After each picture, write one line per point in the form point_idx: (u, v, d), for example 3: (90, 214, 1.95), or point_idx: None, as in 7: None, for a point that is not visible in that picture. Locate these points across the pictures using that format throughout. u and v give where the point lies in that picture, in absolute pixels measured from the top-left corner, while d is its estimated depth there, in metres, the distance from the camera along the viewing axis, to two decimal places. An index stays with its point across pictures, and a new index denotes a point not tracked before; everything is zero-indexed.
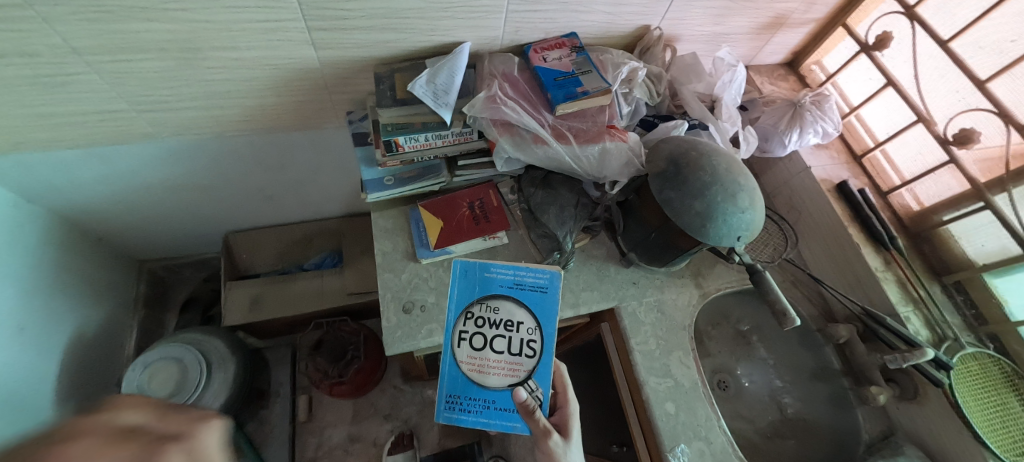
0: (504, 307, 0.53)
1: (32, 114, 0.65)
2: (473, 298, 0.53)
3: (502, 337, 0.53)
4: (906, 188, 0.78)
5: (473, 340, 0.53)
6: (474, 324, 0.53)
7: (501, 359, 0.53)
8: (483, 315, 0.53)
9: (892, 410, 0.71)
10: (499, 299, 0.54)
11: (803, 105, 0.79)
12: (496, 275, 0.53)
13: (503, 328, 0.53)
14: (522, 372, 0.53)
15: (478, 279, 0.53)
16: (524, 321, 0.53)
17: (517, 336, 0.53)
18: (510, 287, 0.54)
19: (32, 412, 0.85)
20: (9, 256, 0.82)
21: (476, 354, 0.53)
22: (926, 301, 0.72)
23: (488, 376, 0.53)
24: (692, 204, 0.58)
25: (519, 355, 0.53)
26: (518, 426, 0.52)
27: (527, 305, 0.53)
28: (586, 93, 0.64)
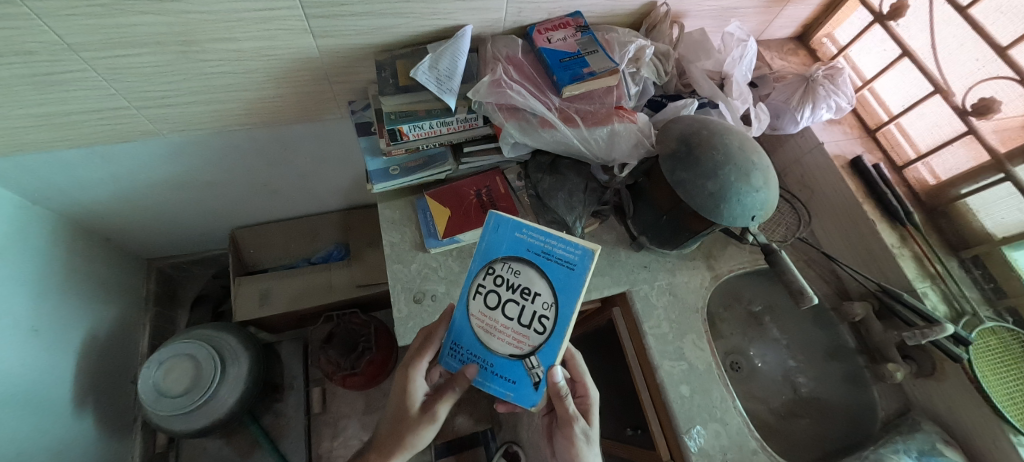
0: (525, 273, 0.47)
1: (31, 115, 0.64)
2: (499, 254, 0.48)
3: (515, 304, 0.48)
4: (921, 162, 0.76)
5: (488, 297, 0.49)
6: (492, 282, 0.48)
7: (510, 326, 0.48)
8: (504, 276, 0.48)
9: (909, 387, 0.71)
10: (524, 263, 0.47)
11: (815, 79, 0.77)
12: (526, 236, 0.47)
13: (519, 295, 0.48)
14: (526, 346, 0.48)
15: (507, 236, 0.48)
16: (542, 293, 0.47)
17: (532, 308, 0.47)
18: (535, 251, 0.47)
19: (51, 412, 0.86)
20: (18, 259, 0.82)
21: (488, 313, 0.49)
22: (944, 276, 0.71)
23: (491, 338, 0.49)
24: (704, 185, 0.56)
25: (528, 327, 0.48)
26: (511, 396, 0.49)
27: (549, 277, 0.47)
28: (592, 74, 0.62)
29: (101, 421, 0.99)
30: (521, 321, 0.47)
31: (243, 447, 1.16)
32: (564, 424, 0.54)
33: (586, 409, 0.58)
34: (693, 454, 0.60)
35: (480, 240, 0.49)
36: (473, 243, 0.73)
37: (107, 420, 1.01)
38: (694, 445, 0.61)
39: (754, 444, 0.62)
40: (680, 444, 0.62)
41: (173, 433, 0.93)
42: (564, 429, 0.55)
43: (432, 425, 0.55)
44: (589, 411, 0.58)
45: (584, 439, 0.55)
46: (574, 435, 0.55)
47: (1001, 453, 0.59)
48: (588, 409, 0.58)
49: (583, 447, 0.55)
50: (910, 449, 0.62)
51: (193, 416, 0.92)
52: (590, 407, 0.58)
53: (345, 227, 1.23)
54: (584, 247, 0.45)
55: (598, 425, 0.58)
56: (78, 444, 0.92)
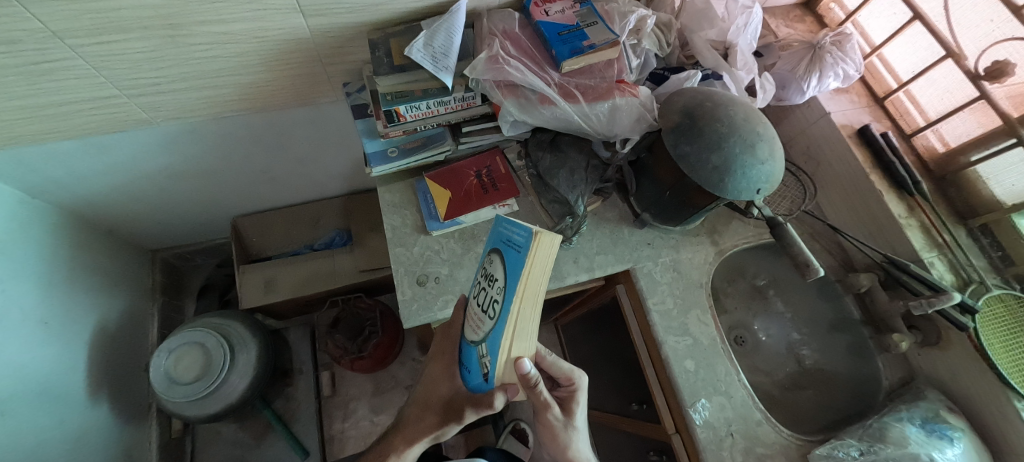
0: (493, 261, 0.43)
1: (21, 106, 0.63)
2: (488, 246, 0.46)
3: (483, 292, 0.45)
4: (931, 129, 0.74)
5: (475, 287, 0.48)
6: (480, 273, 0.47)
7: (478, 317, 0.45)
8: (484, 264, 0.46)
9: (914, 356, 0.71)
10: (495, 251, 0.43)
11: (823, 47, 0.74)
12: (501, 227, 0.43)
13: (487, 281, 0.44)
14: (482, 332, 0.43)
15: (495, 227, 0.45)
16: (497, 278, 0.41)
17: (491, 294, 0.43)
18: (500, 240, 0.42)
19: (66, 401, 0.88)
20: (22, 254, 0.82)
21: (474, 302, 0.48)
22: (952, 245, 0.70)
23: (470, 323, 0.48)
24: (709, 158, 0.55)
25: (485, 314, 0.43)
26: (476, 383, 0.47)
27: (504, 264, 0.40)
28: (592, 46, 0.60)
29: (117, 409, 1.02)
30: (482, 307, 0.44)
31: (257, 430, 1.19)
32: (541, 411, 0.53)
33: (570, 397, 0.57)
34: (697, 427, 0.61)
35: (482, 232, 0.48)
36: (473, 224, 0.72)
37: (122, 407, 1.03)
38: (699, 418, 0.62)
39: (758, 415, 0.63)
40: (684, 417, 0.63)
41: (186, 418, 0.95)
42: (542, 416, 0.54)
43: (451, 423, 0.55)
44: (572, 399, 0.56)
45: (563, 426, 0.55)
46: (552, 422, 0.54)
47: (1005, 419, 0.59)
48: (572, 399, 0.56)
49: (563, 431, 0.55)
50: (913, 417, 0.61)
51: (205, 402, 0.94)
52: (574, 394, 0.56)
53: (347, 213, 1.22)
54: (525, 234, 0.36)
55: (582, 412, 0.57)
56: (97, 431, 0.94)
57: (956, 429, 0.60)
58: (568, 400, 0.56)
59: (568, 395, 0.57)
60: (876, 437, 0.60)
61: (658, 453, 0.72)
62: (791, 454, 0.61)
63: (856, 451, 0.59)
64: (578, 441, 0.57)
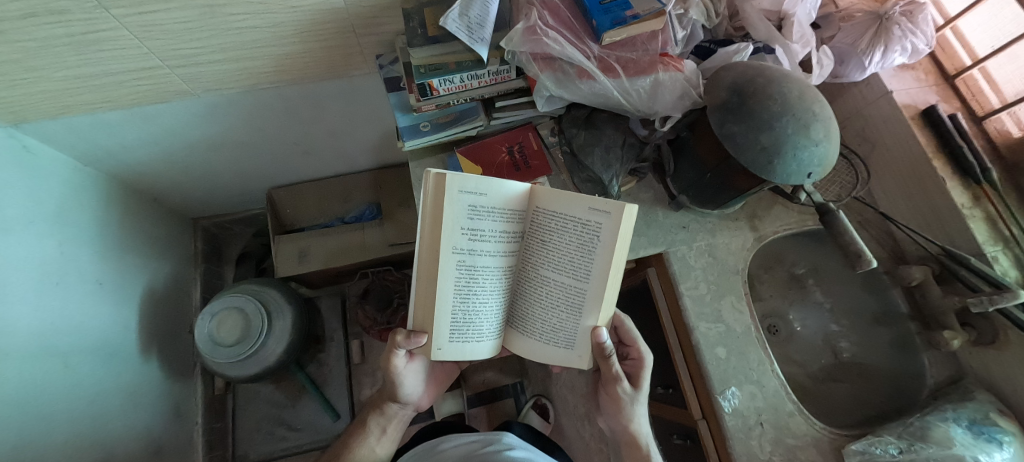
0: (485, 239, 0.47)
1: (73, 77, 0.65)
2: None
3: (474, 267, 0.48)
4: (1007, 112, 0.67)
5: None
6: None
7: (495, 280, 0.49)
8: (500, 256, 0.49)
9: (964, 355, 0.67)
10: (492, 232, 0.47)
11: (890, 18, 0.68)
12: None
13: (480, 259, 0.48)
14: None
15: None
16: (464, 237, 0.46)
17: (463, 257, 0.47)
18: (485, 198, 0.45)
19: (121, 356, 0.95)
20: (76, 218, 0.87)
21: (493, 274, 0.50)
22: (1018, 240, 0.64)
23: None
24: (758, 139, 0.52)
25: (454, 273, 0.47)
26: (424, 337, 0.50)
27: None
28: (636, 16, 0.56)
29: (165, 365, 1.09)
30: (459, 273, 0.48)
31: (291, 391, 1.26)
32: (609, 385, 0.55)
33: (636, 372, 0.59)
34: (726, 414, 0.60)
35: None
36: None
37: (170, 364, 1.11)
38: (728, 405, 0.61)
39: (790, 406, 0.62)
40: (713, 404, 0.62)
41: (228, 377, 1.02)
42: (610, 389, 0.56)
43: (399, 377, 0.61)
44: (638, 375, 0.58)
45: (628, 400, 0.57)
46: (619, 395, 0.56)
47: None
48: (637, 375, 0.58)
49: (627, 406, 0.57)
50: (960, 418, 0.58)
51: (245, 364, 1.00)
52: (640, 371, 0.58)
53: (376, 187, 1.24)
54: (468, 179, 0.42)
55: (647, 389, 0.58)
56: (149, 384, 1.02)
57: (1007, 433, 0.56)
58: (633, 376, 0.58)
59: (633, 370, 0.59)
60: (918, 436, 0.57)
61: (682, 437, 0.72)
62: (822, 447, 0.60)
63: (895, 449, 0.56)
64: (639, 415, 0.58)
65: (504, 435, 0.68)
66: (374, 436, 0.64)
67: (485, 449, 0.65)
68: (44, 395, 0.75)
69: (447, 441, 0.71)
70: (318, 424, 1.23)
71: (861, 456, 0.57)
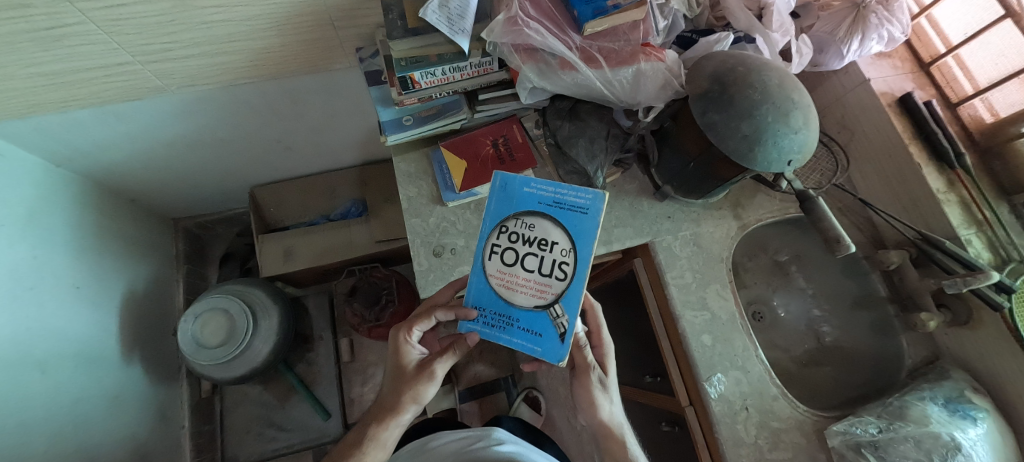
0: (544, 227, 0.47)
1: (40, 74, 0.63)
2: (505, 209, 0.48)
3: (534, 257, 0.48)
4: (980, 97, 0.69)
5: (506, 254, 0.48)
6: (506, 239, 0.48)
7: (514, 273, 0.48)
8: (519, 231, 0.48)
9: (940, 336, 0.69)
10: (537, 216, 0.47)
11: (868, 6, 0.68)
12: (532, 191, 0.47)
13: (536, 247, 0.47)
14: (550, 294, 0.47)
15: (515, 193, 0.48)
16: (559, 242, 0.47)
17: (550, 257, 0.47)
18: (545, 203, 0.47)
19: (102, 361, 0.93)
20: (50, 221, 0.85)
21: (505, 268, 0.49)
22: (992, 222, 0.66)
23: (513, 293, 0.48)
24: (738, 127, 0.52)
25: (549, 276, 0.47)
26: (537, 351, 0.48)
27: (565, 229, 0.46)
28: (618, 6, 0.56)
29: (149, 369, 1.07)
30: (542, 271, 0.47)
31: (281, 392, 1.25)
32: (579, 373, 0.56)
33: (602, 360, 0.58)
34: (712, 400, 0.61)
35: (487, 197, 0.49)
36: (490, 195, 0.71)
37: (154, 368, 1.09)
38: (714, 392, 0.62)
39: (774, 390, 0.63)
40: (700, 391, 0.63)
41: (215, 379, 1.00)
42: (581, 380, 0.56)
43: (431, 383, 0.55)
44: (605, 363, 0.58)
45: (600, 386, 0.55)
46: (591, 383, 0.55)
47: None
48: (603, 362, 0.57)
49: (599, 393, 0.55)
50: (936, 397, 0.60)
51: (232, 365, 0.98)
52: (606, 358, 0.57)
53: (362, 183, 1.22)
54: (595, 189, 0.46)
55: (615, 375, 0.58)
56: (133, 389, 1.00)
57: (980, 410, 0.58)
58: (600, 362, 0.58)
59: (599, 357, 0.58)
60: (896, 416, 0.58)
61: (670, 424, 0.73)
62: (805, 429, 0.61)
63: (874, 429, 0.58)
64: (611, 403, 0.56)
65: (494, 430, 0.68)
66: (369, 455, 0.55)
67: (473, 446, 0.65)
68: (21, 404, 0.73)
69: (437, 439, 0.71)
70: (308, 424, 1.22)
71: (842, 436, 0.58)
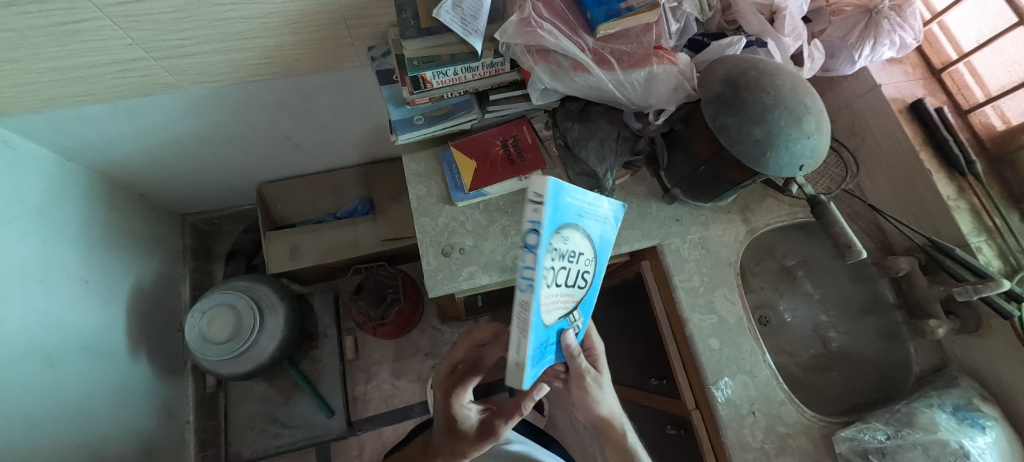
0: (582, 238, 0.40)
1: (55, 68, 0.64)
2: (556, 224, 0.33)
3: (570, 273, 0.40)
4: (991, 105, 0.69)
5: (552, 276, 0.36)
6: (555, 260, 0.35)
7: (551, 296, 0.38)
8: (565, 249, 0.37)
9: (948, 343, 0.68)
10: (577, 229, 0.38)
11: (880, 12, 0.69)
12: (575, 200, 0.36)
13: (574, 261, 0.40)
14: (574, 303, 0.44)
15: (563, 202, 0.33)
16: (587, 251, 0.42)
17: (579, 267, 0.42)
18: (573, 211, 0.36)
19: (109, 355, 0.93)
20: (60, 215, 0.85)
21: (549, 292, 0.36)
22: (1002, 230, 0.66)
23: (552, 315, 0.39)
24: (750, 131, 0.52)
25: (576, 286, 0.43)
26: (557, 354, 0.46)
27: (593, 238, 0.42)
28: (630, 9, 0.56)
29: (155, 363, 1.07)
30: (574, 284, 0.42)
31: (284, 389, 1.25)
32: (576, 379, 0.52)
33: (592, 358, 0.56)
34: (719, 404, 0.61)
35: (537, 211, 0.31)
36: (500, 196, 0.71)
37: (159, 363, 1.09)
38: (721, 396, 0.62)
39: (782, 395, 0.63)
40: (707, 395, 0.63)
41: (219, 375, 1.00)
42: (578, 382, 0.52)
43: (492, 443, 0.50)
44: (596, 361, 0.56)
45: (596, 386, 0.54)
46: (588, 384, 0.53)
47: None
48: (594, 357, 0.56)
49: (597, 392, 0.54)
50: (944, 404, 0.60)
51: (237, 361, 0.99)
52: (597, 357, 0.56)
53: (368, 182, 1.22)
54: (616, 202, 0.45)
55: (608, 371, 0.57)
56: (138, 383, 1.00)
57: (988, 418, 0.58)
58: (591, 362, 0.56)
59: (591, 356, 0.57)
60: (904, 422, 0.58)
61: (675, 427, 0.73)
62: (813, 434, 0.61)
63: (882, 435, 0.58)
64: (609, 398, 0.56)
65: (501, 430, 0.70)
66: None
67: None
68: (29, 396, 0.73)
69: None
70: (311, 422, 1.22)
71: (850, 442, 0.58)
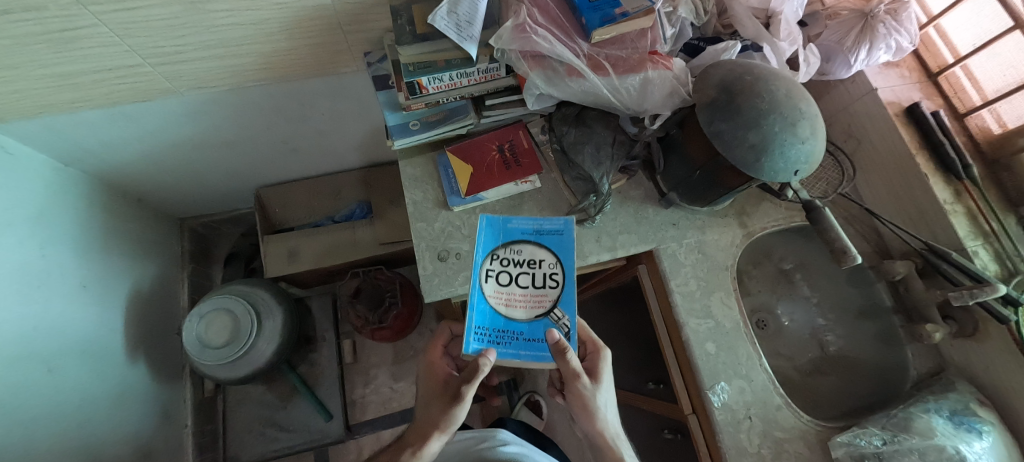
0: (529, 247, 0.48)
1: (52, 75, 0.64)
2: (485, 246, 0.48)
3: (525, 275, 0.47)
4: (988, 108, 0.69)
5: (501, 276, 0.47)
6: (500, 264, 0.47)
7: (504, 294, 0.47)
8: (507, 256, 0.48)
9: (945, 347, 0.68)
10: (521, 242, 0.48)
11: (875, 16, 0.69)
12: (512, 224, 0.48)
13: (526, 266, 0.47)
14: (548, 302, 0.46)
15: (499, 228, 0.48)
16: (545, 257, 0.47)
17: (540, 272, 0.47)
18: (509, 232, 0.48)
19: (107, 359, 0.93)
20: (57, 220, 0.85)
21: (501, 292, 0.47)
22: (998, 234, 0.66)
23: (512, 310, 0.46)
24: (745, 136, 0.52)
25: (544, 287, 0.46)
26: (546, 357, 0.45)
27: (549, 247, 0.47)
28: (625, 14, 0.56)
29: (153, 367, 1.07)
30: (535, 285, 0.46)
31: (282, 393, 1.25)
32: (570, 383, 0.51)
33: (594, 366, 0.56)
34: (715, 409, 0.61)
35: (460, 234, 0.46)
36: (496, 201, 0.71)
37: (157, 366, 1.09)
38: (718, 401, 0.62)
39: (778, 400, 0.63)
40: (703, 399, 0.63)
41: (217, 379, 1.00)
42: (573, 388, 0.52)
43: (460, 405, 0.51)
44: (597, 370, 0.55)
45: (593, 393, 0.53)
46: (582, 389, 0.52)
47: None
48: (594, 365, 0.55)
49: (593, 399, 0.53)
50: (941, 408, 0.59)
51: (236, 365, 0.99)
52: (598, 365, 0.55)
53: (366, 185, 1.22)
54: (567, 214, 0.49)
55: (610, 379, 0.56)
56: (136, 388, 1.00)
57: (985, 423, 0.58)
58: (592, 370, 0.55)
59: (591, 365, 0.56)
60: (901, 427, 0.58)
61: (673, 431, 0.73)
62: (809, 439, 0.61)
63: (879, 440, 0.58)
64: (607, 407, 0.55)
65: (499, 431, 0.68)
66: None
67: (479, 446, 0.66)
68: (27, 402, 0.73)
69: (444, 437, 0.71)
70: (309, 425, 1.22)
71: (846, 447, 0.58)
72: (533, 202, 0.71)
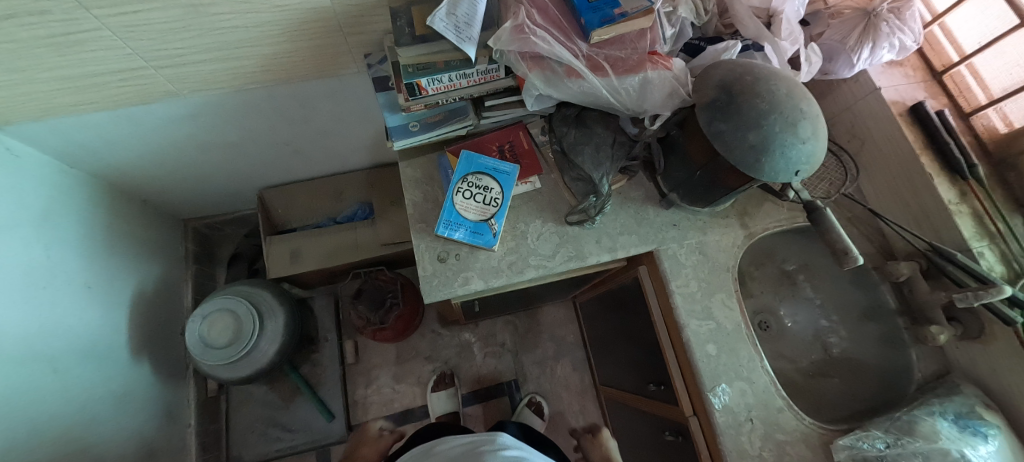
0: (486, 179, 0.69)
1: (56, 78, 0.65)
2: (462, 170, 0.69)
3: (478, 194, 0.69)
4: (994, 108, 0.68)
5: (464, 191, 0.69)
6: (467, 183, 0.69)
7: (463, 203, 0.68)
8: (473, 181, 0.69)
9: (951, 349, 0.67)
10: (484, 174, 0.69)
11: (878, 15, 0.68)
12: (483, 161, 0.70)
13: (480, 189, 0.69)
14: (487, 213, 0.68)
15: (474, 160, 0.70)
16: (493, 185, 0.69)
17: (488, 194, 0.68)
18: (481, 166, 0.70)
19: (112, 359, 0.94)
20: (63, 221, 0.86)
21: (462, 200, 0.68)
22: (1004, 235, 0.65)
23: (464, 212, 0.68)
24: (745, 137, 0.52)
25: (486, 203, 0.68)
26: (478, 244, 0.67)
27: (497, 180, 0.69)
28: (625, 14, 0.55)
29: (158, 367, 1.09)
30: (481, 201, 0.68)
31: (285, 393, 1.25)
32: None
33: None
34: (717, 411, 0.61)
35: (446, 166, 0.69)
36: None
37: (161, 366, 1.10)
38: (719, 402, 0.61)
39: (780, 402, 0.62)
40: (704, 401, 0.63)
41: (220, 379, 1.01)
42: None
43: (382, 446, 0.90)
44: None
45: None
46: None
47: None
48: None
49: None
50: (946, 412, 0.59)
51: (238, 365, 0.99)
52: None
53: (369, 186, 1.23)
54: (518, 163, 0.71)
55: None
56: (141, 387, 1.01)
57: (992, 426, 0.57)
58: None
59: None
60: (904, 430, 0.57)
61: (673, 433, 0.73)
62: (811, 442, 0.60)
63: (882, 444, 0.57)
64: None
65: (499, 435, 0.68)
66: None
67: (481, 448, 0.66)
68: (32, 401, 0.74)
69: (443, 442, 0.71)
70: (312, 425, 1.23)
71: (849, 450, 0.57)
72: (533, 203, 0.72)
